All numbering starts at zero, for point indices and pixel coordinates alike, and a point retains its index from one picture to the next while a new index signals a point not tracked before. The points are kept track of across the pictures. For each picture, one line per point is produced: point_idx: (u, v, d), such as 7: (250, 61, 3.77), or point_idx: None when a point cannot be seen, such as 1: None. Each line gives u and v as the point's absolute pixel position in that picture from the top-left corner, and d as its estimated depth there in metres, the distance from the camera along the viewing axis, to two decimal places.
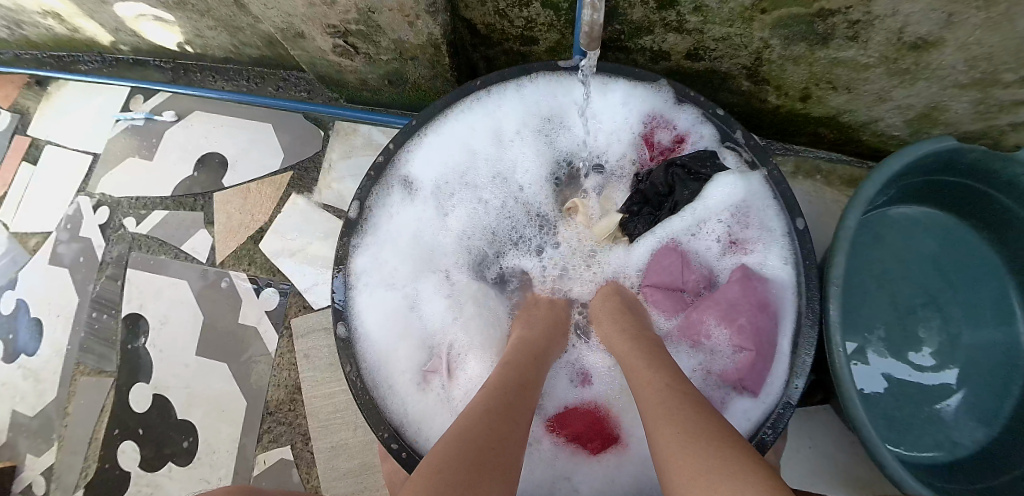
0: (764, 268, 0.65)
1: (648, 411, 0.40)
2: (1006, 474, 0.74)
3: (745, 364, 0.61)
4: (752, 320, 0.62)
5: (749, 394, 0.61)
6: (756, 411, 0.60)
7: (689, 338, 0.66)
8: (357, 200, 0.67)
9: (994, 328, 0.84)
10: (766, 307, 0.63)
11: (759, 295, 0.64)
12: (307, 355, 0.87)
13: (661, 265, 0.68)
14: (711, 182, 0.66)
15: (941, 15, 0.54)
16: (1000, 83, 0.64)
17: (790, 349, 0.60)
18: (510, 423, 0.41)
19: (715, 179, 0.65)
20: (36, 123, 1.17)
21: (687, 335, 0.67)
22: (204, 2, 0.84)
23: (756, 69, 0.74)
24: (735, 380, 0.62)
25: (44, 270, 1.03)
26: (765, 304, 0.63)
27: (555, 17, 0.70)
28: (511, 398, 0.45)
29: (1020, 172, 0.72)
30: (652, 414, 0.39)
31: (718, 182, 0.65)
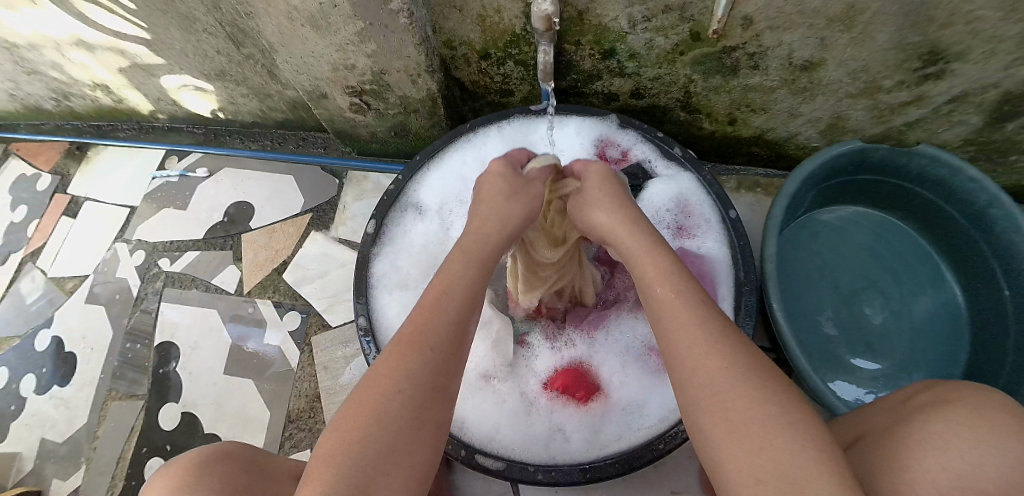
0: (703, 247, 0.80)
1: (676, 332, 0.40)
2: None
3: None
4: None
5: None
6: None
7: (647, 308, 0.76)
8: (375, 218, 0.82)
9: (935, 299, 0.99)
10: (706, 276, 0.77)
11: (698, 268, 0.78)
12: (326, 367, 0.97)
13: None
14: (651, 185, 0.85)
15: (816, 40, 0.74)
16: (883, 89, 0.82)
17: (731, 310, 0.74)
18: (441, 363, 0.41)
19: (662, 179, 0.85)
20: (76, 182, 1.32)
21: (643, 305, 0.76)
22: (242, 72, 1.03)
23: (687, 101, 0.93)
24: None
25: (81, 308, 1.14)
26: (703, 274, 0.77)
27: (525, 72, 0.89)
28: (449, 334, 0.43)
29: (922, 165, 0.88)
30: (684, 338, 0.40)
31: (658, 183, 0.85)
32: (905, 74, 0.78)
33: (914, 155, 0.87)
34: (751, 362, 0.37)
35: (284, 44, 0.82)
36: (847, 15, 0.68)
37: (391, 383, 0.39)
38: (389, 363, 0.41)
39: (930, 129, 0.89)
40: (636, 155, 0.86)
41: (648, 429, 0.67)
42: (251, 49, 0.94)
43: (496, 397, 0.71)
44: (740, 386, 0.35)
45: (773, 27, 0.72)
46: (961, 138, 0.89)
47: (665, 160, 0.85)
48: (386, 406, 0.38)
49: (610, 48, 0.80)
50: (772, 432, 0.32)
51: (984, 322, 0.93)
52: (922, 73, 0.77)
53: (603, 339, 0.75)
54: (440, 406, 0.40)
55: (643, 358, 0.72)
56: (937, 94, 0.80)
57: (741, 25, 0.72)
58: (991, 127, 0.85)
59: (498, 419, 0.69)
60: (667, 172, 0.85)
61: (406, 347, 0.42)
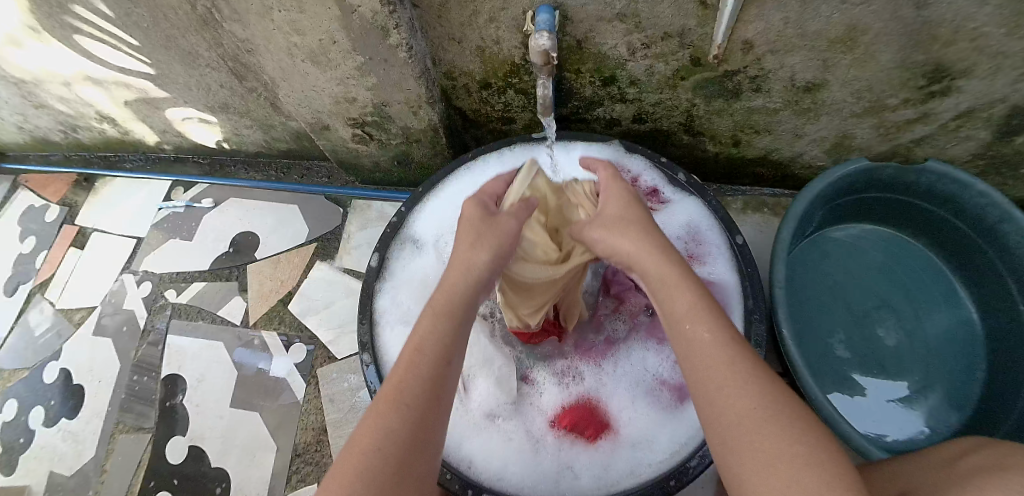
0: (712, 275, 0.79)
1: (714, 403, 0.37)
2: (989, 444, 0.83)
3: None
4: None
5: None
6: None
7: (656, 338, 0.75)
8: (378, 251, 0.83)
9: (949, 318, 0.97)
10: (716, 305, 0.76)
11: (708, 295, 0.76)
12: (331, 400, 0.97)
13: None
14: (661, 210, 0.85)
15: (818, 62, 0.73)
16: (888, 107, 0.81)
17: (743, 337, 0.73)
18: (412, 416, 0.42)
19: (669, 205, 0.85)
20: (82, 213, 1.33)
21: (653, 334, 0.75)
22: (245, 105, 1.04)
23: (690, 124, 0.92)
24: None
25: (88, 341, 1.14)
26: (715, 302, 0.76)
27: (525, 100, 0.91)
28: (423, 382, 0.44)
29: (930, 181, 0.87)
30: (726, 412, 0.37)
31: (667, 209, 0.84)
32: (910, 92, 0.77)
33: (921, 172, 0.86)
34: (765, 406, 0.36)
35: (287, 79, 0.83)
36: (849, 35, 0.67)
37: (367, 442, 0.40)
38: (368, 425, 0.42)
39: (937, 145, 0.87)
40: (646, 181, 0.86)
41: (659, 464, 0.65)
42: (254, 83, 0.95)
43: (503, 435, 0.71)
44: (767, 437, 0.34)
45: (774, 50, 0.71)
46: (968, 154, 0.88)
47: (671, 186, 0.85)
48: (360, 460, 0.39)
49: (610, 74, 0.80)
50: (796, 468, 0.32)
51: (999, 337, 0.91)
52: (928, 91, 0.76)
53: (611, 372, 0.74)
54: (421, 452, 0.42)
55: (653, 392, 0.71)
56: (946, 110, 0.79)
57: (742, 50, 0.72)
58: (998, 143, 0.83)
59: (505, 457, 0.69)
60: (674, 198, 0.84)
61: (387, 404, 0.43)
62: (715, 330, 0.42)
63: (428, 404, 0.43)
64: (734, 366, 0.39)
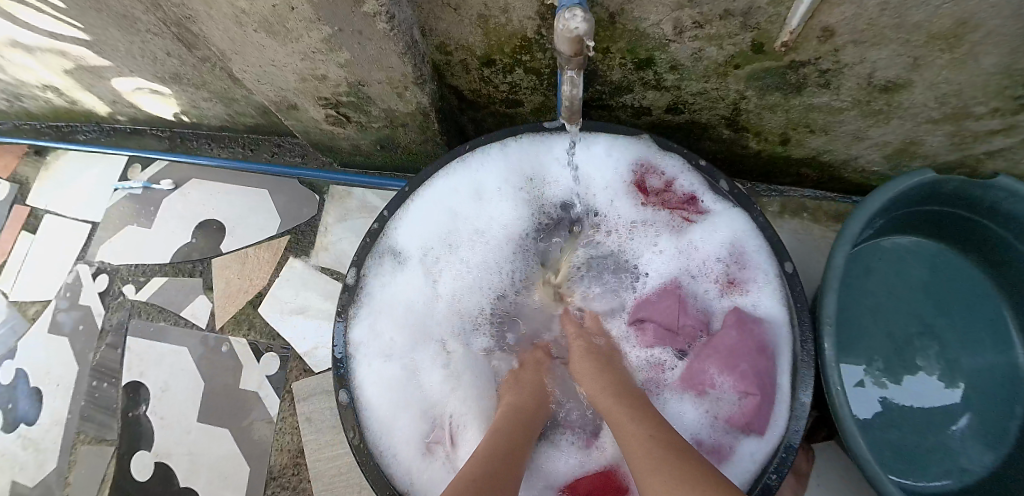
0: (758, 308, 0.66)
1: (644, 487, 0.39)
2: None
3: (750, 408, 0.60)
4: (753, 364, 0.62)
5: (755, 435, 0.60)
6: (762, 453, 0.59)
7: (693, 387, 0.66)
8: (354, 265, 0.70)
9: (994, 350, 0.84)
10: (765, 349, 0.63)
11: (757, 337, 0.64)
12: (309, 419, 0.87)
13: (665, 303, 0.70)
14: (696, 224, 0.71)
15: (907, 59, 0.58)
16: (971, 115, 0.65)
17: (790, 388, 0.61)
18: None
19: (708, 217, 0.70)
20: (34, 192, 1.19)
21: (690, 384, 0.67)
22: (199, 76, 0.88)
23: (734, 118, 0.77)
24: (739, 423, 0.61)
25: (44, 338, 1.04)
26: (766, 345, 0.63)
27: (537, 81, 0.74)
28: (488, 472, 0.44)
29: (998, 198, 0.73)
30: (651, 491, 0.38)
31: (705, 223, 0.71)
32: (1003, 102, 0.61)
33: (990, 188, 0.72)
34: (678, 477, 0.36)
35: (238, 52, 0.67)
36: (954, 33, 0.51)
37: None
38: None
39: (1010, 160, 0.73)
40: (681, 187, 0.71)
41: None
42: (205, 52, 0.79)
43: None
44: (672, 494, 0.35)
45: (859, 41, 0.56)
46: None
47: (709, 194, 0.69)
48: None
49: (647, 57, 0.66)
50: None
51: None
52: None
53: None
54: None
55: None
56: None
57: (818, 38, 0.56)
58: None
59: None
60: (714, 207, 0.69)
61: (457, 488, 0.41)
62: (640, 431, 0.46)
63: (496, 493, 0.42)
64: (648, 444, 0.43)
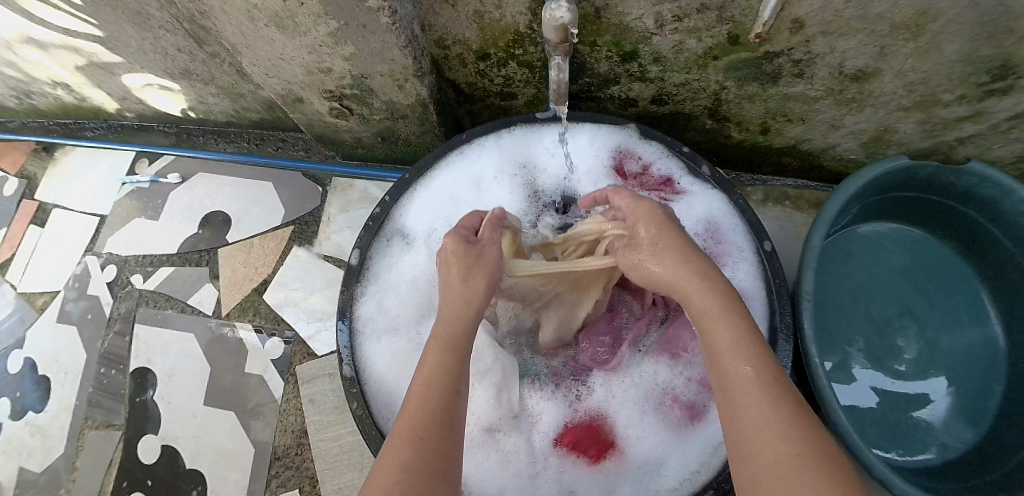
0: (732, 281, 0.69)
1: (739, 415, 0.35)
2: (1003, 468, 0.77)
3: None
4: None
5: None
6: None
7: (669, 353, 0.67)
8: (357, 248, 0.74)
9: (972, 331, 0.88)
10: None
11: None
12: (312, 400, 0.90)
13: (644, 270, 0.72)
14: (678, 202, 0.74)
15: (874, 48, 0.62)
16: (940, 102, 0.70)
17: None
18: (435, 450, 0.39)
19: (685, 197, 0.74)
20: (41, 187, 1.22)
21: (665, 349, 0.67)
22: (208, 72, 0.92)
23: (716, 109, 0.82)
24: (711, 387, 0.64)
25: (52, 328, 1.06)
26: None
27: (530, 74, 0.79)
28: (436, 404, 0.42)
29: (968, 183, 0.77)
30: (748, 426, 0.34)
31: (685, 201, 0.74)
32: (967, 89, 0.65)
33: (961, 173, 0.76)
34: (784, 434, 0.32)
35: (248, 46, 0.71)
36: (916, 21, 0.56)
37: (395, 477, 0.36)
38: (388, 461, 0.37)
39: (982, 145, 0.77)
40: (658, 170, 0.75)
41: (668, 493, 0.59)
42: (215, 47, 0.83)
43: (501, 456, 0.64)
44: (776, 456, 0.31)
45: (827, 32, 0.60)
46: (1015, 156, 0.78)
47: (690, 178, 0.74)
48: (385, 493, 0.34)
49: (632, 50, 0.70)
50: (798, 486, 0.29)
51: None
52: (987, 89, 0.65)
53: (622, 386, 0.66)
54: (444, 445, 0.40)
55: (662, 411, 0.64)
56: (1000, 109, 0.68)
57: (790, 29, 0.61)
58: None
59: (502, 481, 0.63)
60: (691, 188, 0.74)
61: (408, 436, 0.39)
62: (756, 361, 0.37)
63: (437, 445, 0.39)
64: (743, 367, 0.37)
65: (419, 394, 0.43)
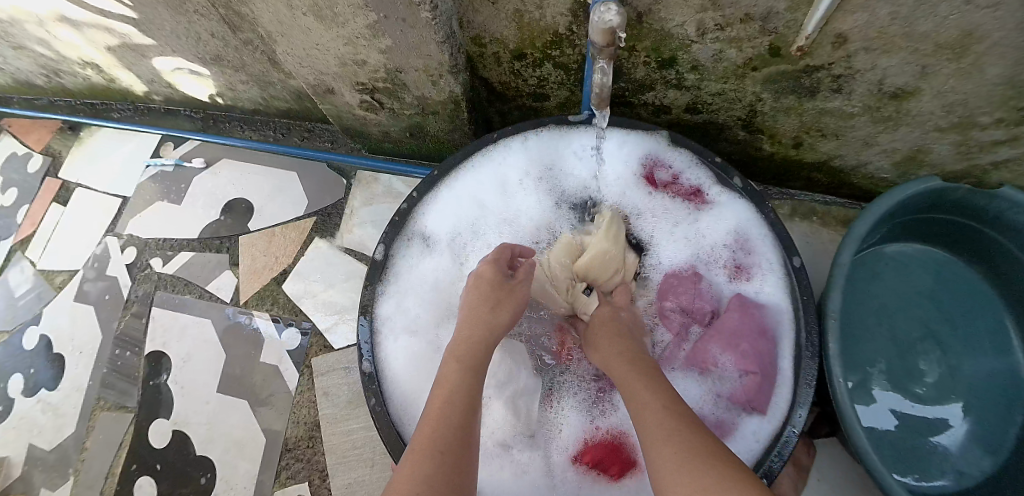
0: (760, 294, 0.69)
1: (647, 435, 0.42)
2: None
3: (751, 386, 0.63)
4: (755, 345, 0.65)
5: (757, 414, 0.63)
6: (766, 432, 0.61)
7: (697, 366, 0.69)
8: (382, 244, 0.73)
9: (994, 358, 0.86)
10: (767, 330, 0.66)
11: (757, 320, 0.67)
12: (327, 392, 0.89)
13: (675, 287, 0.74)
14: (710, 211, 0.74)
15: (915, 67, 0.61)
16: (977, 125, 0.68)
17: (794, 369, 0.62)
18: (454, 465, 0.41)
19: (714, 208, 0.73)
20: (66, 165, 1.23)
21: (694, 362, 0.69)
22: (239, 59, 0.92)
23: (750, 120, 0.81)
24: (743, 402, 0.64)
25: (70, 306, 1.07)
26: (766, 329, 0.66)
27: (565, 76, 0.78)
28: (457, 423, 0.44)
29: (1001, 208, 0.75)
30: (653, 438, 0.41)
31: (716, 211, 0.73)
32: (1007, 113, 0.64)
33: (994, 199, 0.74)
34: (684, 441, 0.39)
35: (284, 35, 0.71)
36: (960, 43, 0.55)
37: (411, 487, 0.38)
38: (404, 469, 0.40)
39: (1018, 171, 0.75)
40: (688, 180, 0.74)
41: None
42: (249, 35, 0.83)
43: (514, 468, 0.64)
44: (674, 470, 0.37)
45: (869, 48, 0.59)
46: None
47: (719, 189, 0.73)
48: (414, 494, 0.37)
49: (671, 56, 0.69)
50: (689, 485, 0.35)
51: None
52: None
53: None
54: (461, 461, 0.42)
55: None
56: None
57: (832, 44, 0.60)
58: None
59: (517, 492, 0.62)
60: (719, 200, 0.73)
61: (419, 451, 0.42)
62: (657, 406, 0.44)
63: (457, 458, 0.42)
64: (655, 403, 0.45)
65: (437, 413, 0.45)
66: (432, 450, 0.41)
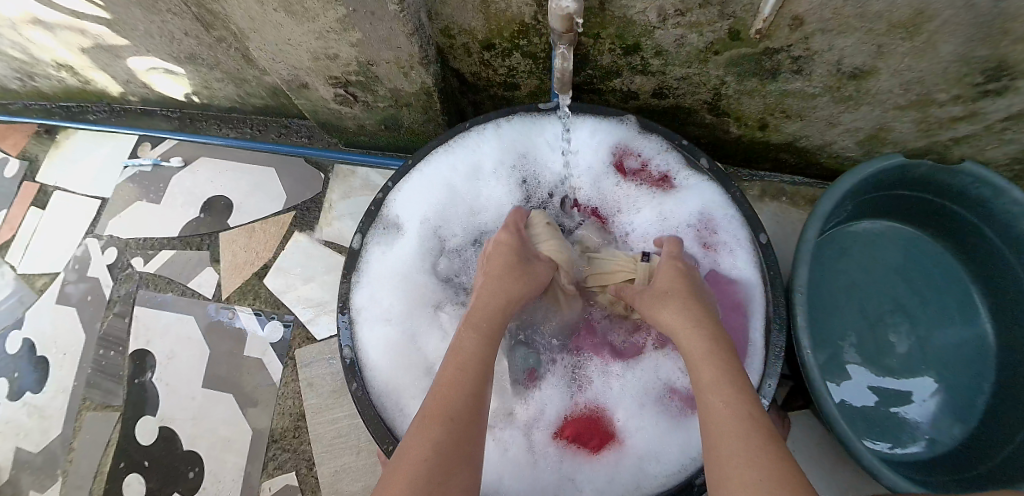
0: (731, 270, 0.71)
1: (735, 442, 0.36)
2: (988, 462, 0.79)
3: None
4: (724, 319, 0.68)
5: None
6: None
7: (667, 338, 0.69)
8: (359, 233, 0.75)
9: (962, 328, 0.90)
10: (736, 307, 0.69)
11: (730, 297, 0.70)
12: (311, 383, 0.90)
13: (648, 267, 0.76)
14: (684, 191, 0.75)
15: (871, 47, 0.63)
16: (936, 102, 0.71)
17: (762, 342, 0.66)
18: (464, 435, 0.42)
19: (681, 191, 0.76)
20: (42, 168, 1.22)
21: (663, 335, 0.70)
22: (214, 56, 0.93)
23: (716, 103, 0.83)
24: None
25: (52, 309, 1.07)
26: (733, 303, 0.69)
27: (533, 65, 0.80)
28: (469, 394, 0.45)
29: (962, 183, 0.78)
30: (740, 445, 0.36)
31: (689, 190, 0.75)
32: (963, 89, 0.67)
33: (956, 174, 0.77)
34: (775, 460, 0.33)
35: (256, 30, 0.71)
36: (913, 21, 0.57)
37: (421, 458, 0.39)
38: (418, 437, 0.41)
39: (977, 146, 0.78)
40: (657, 165, 0.76)
41: (666, 476, 0.61)
42: (222, 32, 0.83)
43: (499, 445, 0.65)
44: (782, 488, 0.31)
45: (825, 29, 0.62)
46: (1009, 157, 0.79)
47: (688, 172, 0.75)
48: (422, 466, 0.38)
49: (635, 43, 0.71)
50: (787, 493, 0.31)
51: (1013, 349, 0.84)
52: (982, 89, 0.66)
53: (620, 376, 0.68)
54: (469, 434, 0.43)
55: (658, 395, 0.66)
56: (996, 110, 0.69)
57: (789, 26, 0.62)
58: None
59: (502, 468, 0.64)
60: (687, 182, 0.75)
61: (430, 422, 0.43)
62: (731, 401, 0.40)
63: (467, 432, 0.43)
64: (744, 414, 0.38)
65: (449, 386, 0.46)
66: (442, 420, 0.42)
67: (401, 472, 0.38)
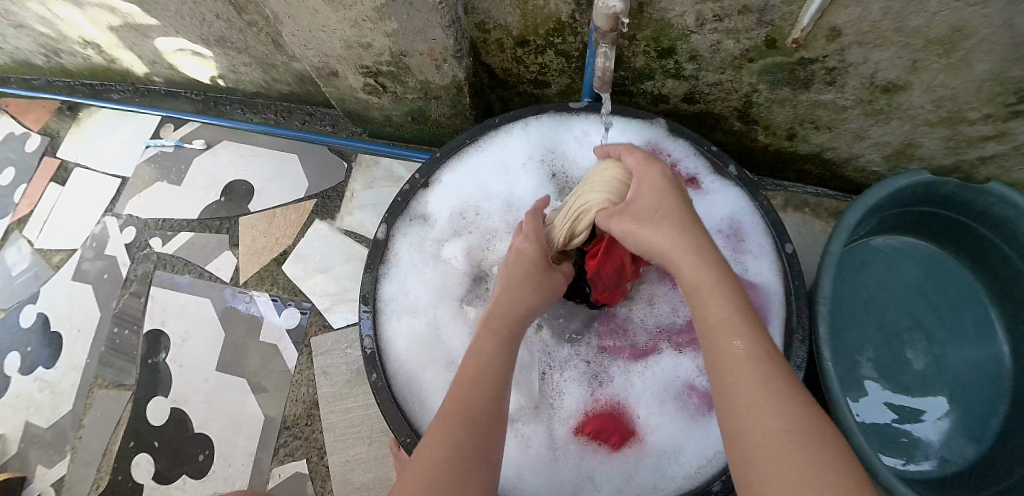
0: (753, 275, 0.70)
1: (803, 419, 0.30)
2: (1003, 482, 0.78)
3: None
4: None
5: None
6: None
7: (688, 340, 0.69)
8: (384, 223, 0.75)
9: (979, 350, 0.89)
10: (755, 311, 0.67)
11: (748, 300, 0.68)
12: (325, 372, 0.90)
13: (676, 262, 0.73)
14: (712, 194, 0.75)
15: (906, 61, 0.63)
16: (967, 121, 0.71)
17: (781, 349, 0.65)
18: (483, 437, 0.40)
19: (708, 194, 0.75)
20: (64, 145, 1.22)
21: (684, 336, 0.69)
22: (243, 41, 0.93)
23: (745, 111, 0.83)
24: None
25: (68, 285, 1.07)
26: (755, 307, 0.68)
27: (566, 64, 0.80)
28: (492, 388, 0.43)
29: (987, 203, 0.78)
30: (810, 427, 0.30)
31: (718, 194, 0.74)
32: (995, 108, 0.66)
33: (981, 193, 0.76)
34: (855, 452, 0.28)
35: (290, 16, 0.71)
36: (950, 38, 0.57)
37: (442, 453, 0.38)
38: (433, 437, 0.39)
39: (1004, 167, 0.78)
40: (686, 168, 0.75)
41: (683, 479, 0.60)
42: (253, 16, 0.84)
43: (519, 440, 0.65)
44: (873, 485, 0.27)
45: (862, 42, 0.61)
46: None
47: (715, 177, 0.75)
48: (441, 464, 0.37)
49: (669, 46, 0.71)
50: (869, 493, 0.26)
51: None
52: (1014, 110, 0.65)
53: (641, 374, 0.68)
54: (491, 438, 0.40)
55: (682, 399, 0.65)
56: None
57: (826, 37, 0.62)
58: None
59: (521, 462, 0.64)
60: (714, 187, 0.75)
61: (448, 423, 0.40)
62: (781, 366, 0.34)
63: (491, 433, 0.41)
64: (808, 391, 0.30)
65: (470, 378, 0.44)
66: (462, 419, 0.40)
67: (420, 465, 0.37)
